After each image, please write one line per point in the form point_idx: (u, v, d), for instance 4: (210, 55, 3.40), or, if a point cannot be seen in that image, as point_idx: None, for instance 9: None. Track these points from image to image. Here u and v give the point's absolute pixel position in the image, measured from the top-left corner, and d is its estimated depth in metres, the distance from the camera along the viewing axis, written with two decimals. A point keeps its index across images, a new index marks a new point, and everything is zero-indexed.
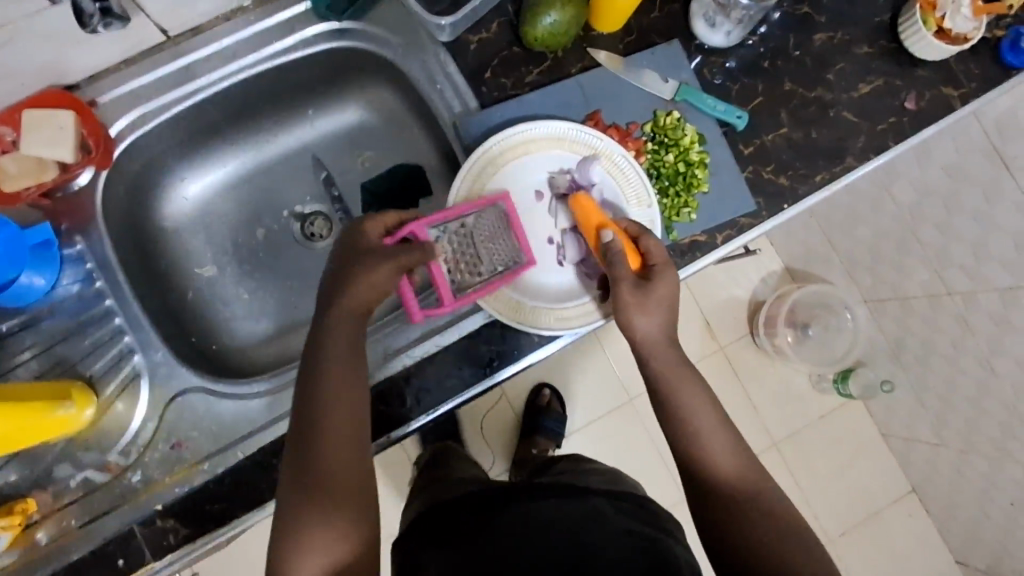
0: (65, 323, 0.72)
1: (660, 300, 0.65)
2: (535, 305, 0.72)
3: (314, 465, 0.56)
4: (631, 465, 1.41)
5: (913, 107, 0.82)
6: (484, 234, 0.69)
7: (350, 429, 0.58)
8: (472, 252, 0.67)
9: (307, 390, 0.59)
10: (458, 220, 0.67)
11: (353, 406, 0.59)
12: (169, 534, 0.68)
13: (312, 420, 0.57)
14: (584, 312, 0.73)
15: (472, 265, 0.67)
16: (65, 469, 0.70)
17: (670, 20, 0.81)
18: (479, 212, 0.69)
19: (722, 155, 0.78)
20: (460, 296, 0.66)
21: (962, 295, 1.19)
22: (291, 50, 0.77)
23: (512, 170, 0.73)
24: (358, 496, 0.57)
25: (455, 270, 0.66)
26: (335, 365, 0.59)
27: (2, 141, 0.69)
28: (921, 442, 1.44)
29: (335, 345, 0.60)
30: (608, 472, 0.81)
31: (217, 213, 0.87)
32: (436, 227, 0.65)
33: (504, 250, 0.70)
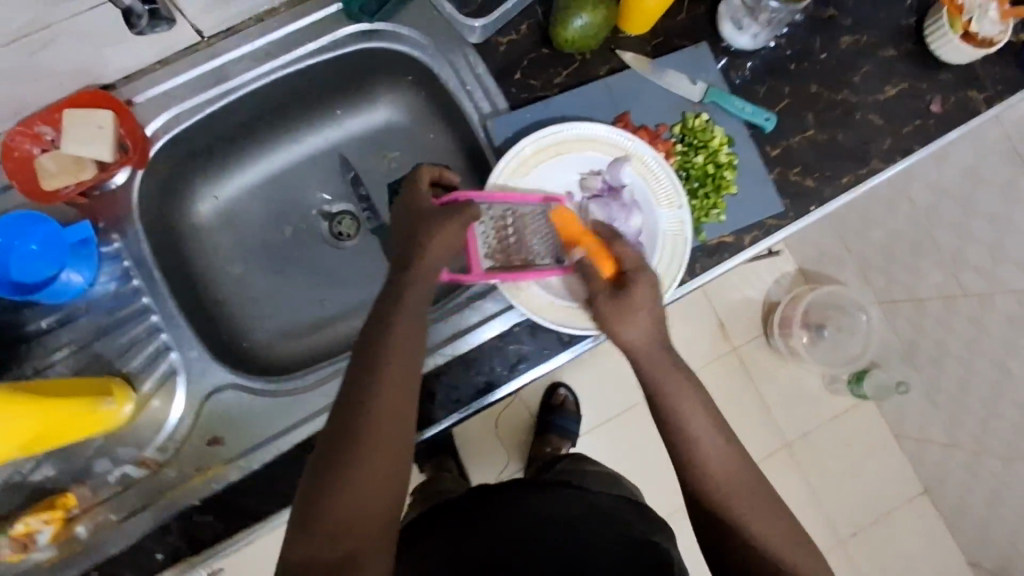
0: (102, 320, 0.73)
1: (639, 309, 0.63)
2: (567, 306, 0.73)
3: (357, 439, 0.56)
4: (643, 465, 1.42)
5: (937, 110, 0.83)
6: (531, 226, 0.71)
7: (388, 435, 0.57)
8: (512, 236, 0.71)
9: (366, 362, 0.59)
10: (508, 205, 0.70)
11: (396, 410, 0.58)
12: (206, 527, 0.70)
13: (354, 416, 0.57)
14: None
15: (508, 246, 0.71)
16: (102, 464, 0.71)
17: (697, 22, 0.81)
18: (532, 206, 0.71)
19: (750, 157, 0.79)
20: (487, 268, 0.70)
21: (979, 296, 1.19)
22: (323, 51, 0.78)
23: (543, 171, 0.74)
24: (377, 504, 0.56)
25: (490, 245, 0.70)
26: (386, 362, 0.59)
27: (42, 139, 0.71)
28: (933, 444, 1.45)
29: (399, 325, 0.61)
30: (603, 480, 0.87)
31: (245, 212, 0.87)
32: (484, 202, 0.69)
33: (547, 248, 0.71)
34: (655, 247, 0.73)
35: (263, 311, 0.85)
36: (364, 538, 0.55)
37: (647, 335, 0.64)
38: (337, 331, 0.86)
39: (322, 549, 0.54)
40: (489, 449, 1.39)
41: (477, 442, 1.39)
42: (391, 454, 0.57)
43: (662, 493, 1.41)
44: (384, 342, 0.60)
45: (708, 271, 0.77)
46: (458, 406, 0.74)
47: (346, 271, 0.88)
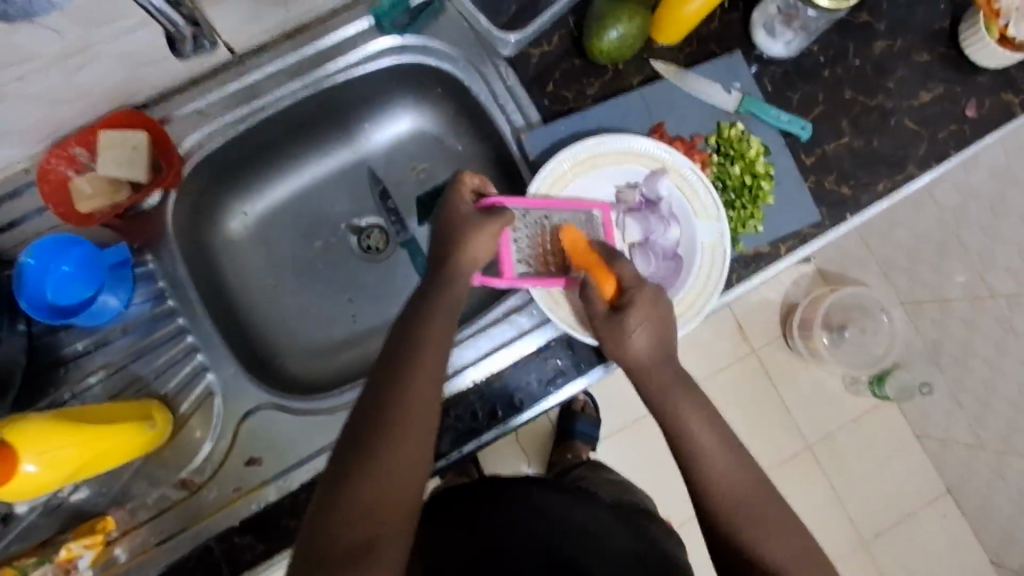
0: (138, 340, 0.73)
1: (636, 325, 0.62)
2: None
3: (390, 418, 0.55)
4: (666, 470, 1.40)
5: (973, 114, 0.82)
6: (567, 233, 0.70)
7: (413, 425, 0.55)
8: (547, 242, 0.70)
9: (405, 344, 0.58)
10: (544, 212, 0.69)
11: (422, 401, 0.56)
12: (247, 550, 0.69)
13: (379, 405, 0.55)
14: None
15: (541, 253, 0.70)
16: (141, 486, 0.71)
17: (729, 29, 0.81)
18: (569, 213, 0.71)
19: (786, 165, 0.78)
20: (521, 274, 0.68)
21: (1006, 297, 1.18)
22: (355, 65, 0.77)
23: (580, 184, 0.74)
24: (401, 496, 0.53)
25: (526, 251, 0.69)
26: (413, 354, 0.58)
27: (76, 161, 0.71)
28: (958, 444, 1.43)
29: (436, 312, 0.61)
30: (618, 487, 0.87)
31: (275, 229, 0.87)
32: (523, 209, 0.68)
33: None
34: (694, 260, 0.72)
35: (295, 326, 0.85)
36: (386, 529, 0.51)
37: (647, 350, 0.62)
38: (369, 346, 0.85)
39: (344, 531, 0.50)
40: (510, 456, 1.39)
41: (497, 449, 1.38)
42: (423, 440, 0.55)
43: (684, 499, 1.39)
44: (414, 337, 0.59)
45: (746, 281, 0.76)
46: (496, 421, 0.74)
47: (376, 284, 0.87)
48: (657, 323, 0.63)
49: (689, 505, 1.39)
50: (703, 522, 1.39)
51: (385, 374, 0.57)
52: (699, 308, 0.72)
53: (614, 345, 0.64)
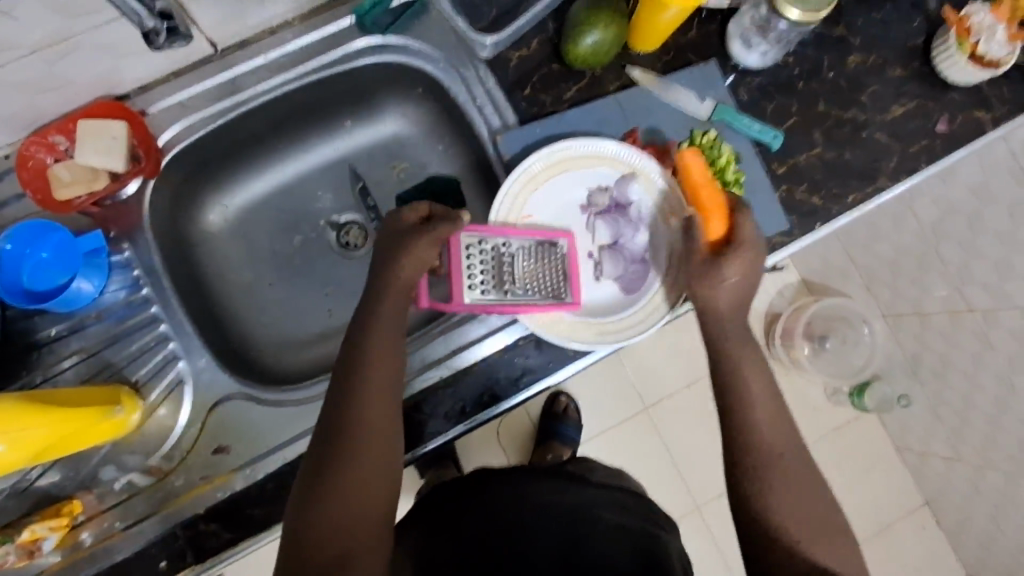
0: (112, 327, 0.74)
1: (730, 274, 0.64)
2: (572, 320, 0.73)
3: (354, 423, 0.58)
4: (653, 473, 1.42)
5: (945, 129, 0.83)
6: (525, 261, 0.70)
7: (371, 442, 0.58)
8: (503, 268, 0.68)
9: (360, 348, 0.61)
10: (500, 238, 0.69)
11: (375, 419, 0.59)
12: (212, 537, 0.70)
13: (334, 427, 0.58)
14: (621, 328, 0.73)
15: (497, 279, 0.68)
16: (109, 472, 0.72)
17: (707, 39, 0.82)
18: (528, 241, 0.71)
19: (756, 174, 0.79)
20: (470, 303, 0.67)
21: (984, 312, 1.19)
22: (335, 62, 0.78)
23: (551, 187, 0.75)
24: (370, 509, 0.56)
25: (477, 281, 0.68)
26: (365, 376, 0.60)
27: (55, 149, 0.72)
28: (936, 457, 1.44)
29: (387, 313, 0.64)
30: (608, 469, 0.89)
31: (254, 222, 0.88)
32: (476, 235, 0.69)
33: (541, 287, 0.70)
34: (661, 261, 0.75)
35: (271, 319, 0.86)
36: (358, 541, 0.55)
37: (733, 295, 0.65)
38: None
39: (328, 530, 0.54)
40: (491, 456, 1.40)
41: (478, 449, 1.39)
42: (389, 436, 0.59)
43: (674, 501, 1.41)
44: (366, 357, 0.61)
45: None
46: (463, 417, 0.75)
47: (355, 279, 0.88)
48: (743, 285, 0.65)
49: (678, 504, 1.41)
50: (691, 523, 1.42)
51: (346, 383, 0.60)
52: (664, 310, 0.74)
53: (705, 294, 0.66)
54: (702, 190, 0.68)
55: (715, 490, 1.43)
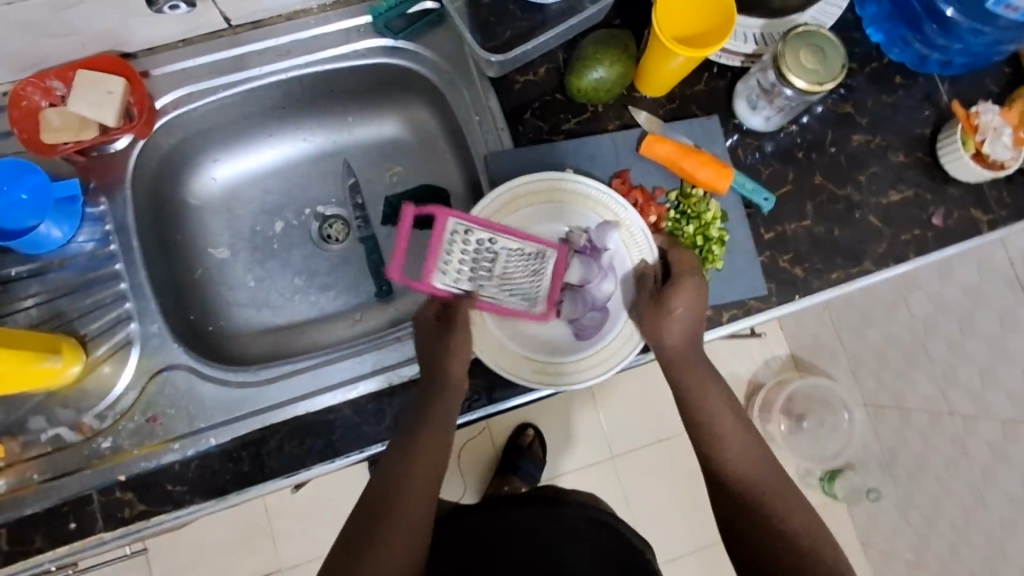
0: (72, 277, 0.73)
1: (680, 307, 0.68)
2: (514, 351, 0.71)
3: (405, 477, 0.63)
4: (635, 517, 1.39)
5: (939, 223, 0.82)
6: (508, 261, 0.70)
7: (413, 546, 0.61)
8: (482, 263, 0.69)
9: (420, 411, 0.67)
10: (489, 234, 0.68)
11: (414, 527, 0.62)
12: (125, 507, 0.68)
13: (372, 535, 0.60)
14: (559, 372, 0.72)
15: (472, 273, 0.69)
16: (39, 421, 0.70)
17: (713, 94, 0.82)
18: (517, 244, 0.70)
19: (742, 236, 0.78)
20: (437, 284, 0.68)
21: (963, 419, 1.12)
22: (343, 57, 0.79)
23: (526, 214, 0.73)
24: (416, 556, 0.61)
25: (450, 267, 0.68)
26: (407, 497, 0.63)
27: (52, 94, 0.73)
28: (899, 559, 1.39)
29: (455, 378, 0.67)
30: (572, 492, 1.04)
31: (241, 200, 0.88)
32: (465, 223, 0.66)
33: (517, 289, 0.72)
34: (620, 318, 0.73)
35: (237, 300, 0.85)
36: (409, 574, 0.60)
37: (684, 333, 0.68)
38: (306, 331, 0.85)
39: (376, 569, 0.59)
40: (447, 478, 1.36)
41: None
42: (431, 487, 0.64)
43: (664, 546, 1.39)
44: (416, 449, 0.64)
45: None
46: None
47: (329, 272, 0.88)
48: (696, 309, 0.69)
49: (666, 547, 1.39)
50: (683, 565, 1.40)
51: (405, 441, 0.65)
52: (606, 366, 0.72)
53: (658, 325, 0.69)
54: (683, 161, 0.75)
55: (672, 551, 1.39)
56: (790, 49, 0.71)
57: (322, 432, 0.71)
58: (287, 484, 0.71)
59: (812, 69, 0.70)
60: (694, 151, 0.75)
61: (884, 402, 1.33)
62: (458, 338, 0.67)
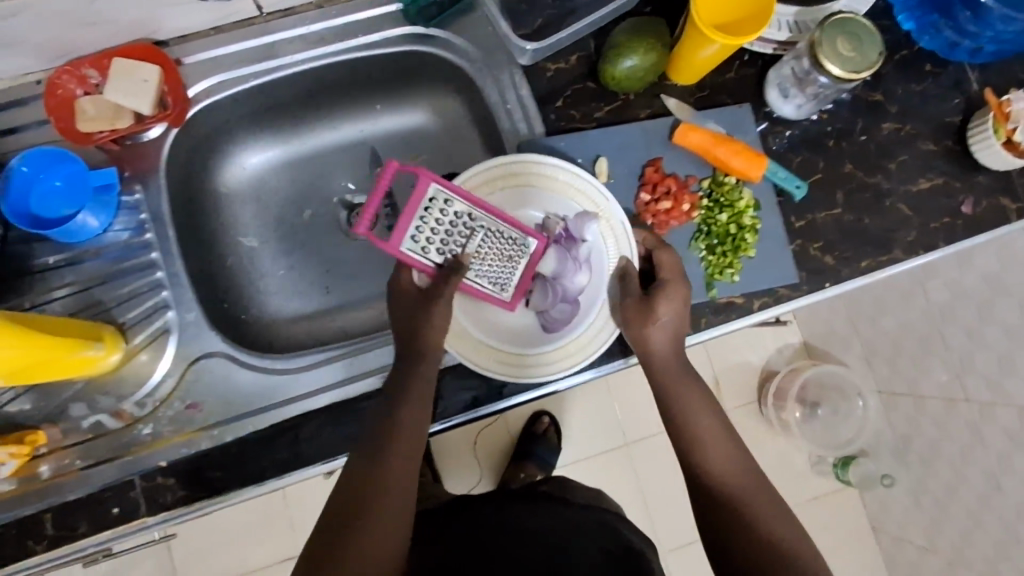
0: (108, 266, 0.74)
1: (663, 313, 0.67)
2: (480, 341, 0.72)
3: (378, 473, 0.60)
4: (645, 505, 1.40)
5: (968, 212, 0.82)
6: (482, 241, 0.69)
7: (390, 546, 0.58)
8: (455, 237, 0.68)
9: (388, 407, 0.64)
10: (468, 210, 0.68)
11: (391, 528, 0.59)
12: (167, 492, 0.69)
13: (341, 538, 0.57)
14: (525, 363, 0.73)
15: (443, 244, 0.68)
16: (80, 409, 0.71)
17: (743, 82, 0.82)
18: (495, 224, 0.70)
19: (773, 224, 0.79)
20: (404, 250, 0.66)
21: (980, 405, 1.13)
22: (374, 45, 0.79)
23: (504, 199, 0.74)
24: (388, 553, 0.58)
25: (421, 234, 0.66)
26: (381, 494, 0.59)
27: (86, 82, 0.72)
28: (911, 544, 1.40)
29: (419, 381, 0.65)
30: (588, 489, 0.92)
31: (269, 188, 0.88)
32: (445, 192, 0.66)
33: (490, 273, 0.71)
34: (592, 310, 0.73)
35: (268, 288, 0.86)
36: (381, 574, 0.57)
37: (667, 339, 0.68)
38: (335, 319, 0.86)
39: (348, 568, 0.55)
40: (465, 466, 1.38)
41: (453, 454, 1.37)
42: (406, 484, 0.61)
43: (671, 534, 1.40)
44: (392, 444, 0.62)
45: (712, 328, 0.76)
46: (440, 416, 0.73)
47: (355, 261, 0.88)
48: (681, 317, 0.68)
49: (675, 535, 1.40)
50: (693, 552, 1.41)
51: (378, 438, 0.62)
52: (574, 362, 0.73)
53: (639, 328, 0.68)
54: (715, 149, 0.75)
55: (684, 538, 1.41)
56: (827, 37, 0.71)
57: (358, 420, 0.72)
58: (322, 471, 0.72)
59: (848, 57, 0.70)
60: (729, 141, 0.75)
61: (898, 389, 1.33)
62: (438, 312, 0.66)
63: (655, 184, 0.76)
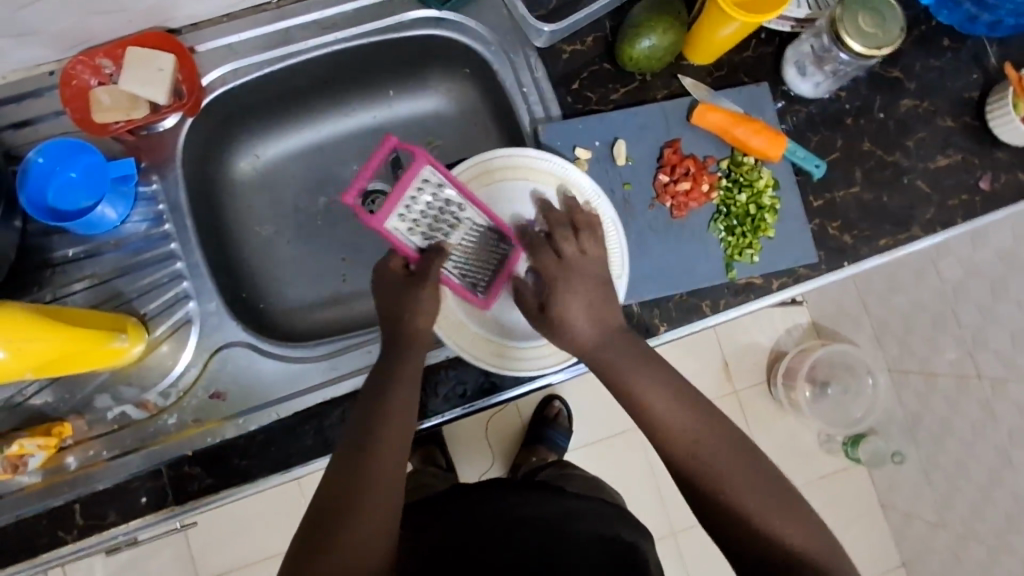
0: (127, 257, 0.74)
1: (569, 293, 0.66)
2: (475, 332, 0.72)
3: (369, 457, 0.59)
4: (650, 487, 1.41)
5: (987, 187, 0.82)
6: (466, 235, 0.68)
7: (382, 528, 0.57)
8: (442, 228, 0.66)
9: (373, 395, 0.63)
10: (460, 201, 0.66)
11: (384, 510, 0.57)
12: (194, 481, 0.69)
13: (334, 526, 0.55)
14: (515, 357, 0.73)
15: (429, 232, 0.66)
16: (104, 400, 0.71)
17: (761, 61, 0.81)
18: (484, 221, 0.69)
19: (792, 202, 0.78)
20: (389, 231, 0.63)
21: (992, 381, 1.13)
22: (387, 29, 0.78)
23: (499, 190, 0.75)
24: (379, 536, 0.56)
25: (410, 219, 0.63)
26: (370, 476, 0.58)
27: (101, 72, 0.72)
28: (920, 520, 1.41)
29: (404, 369, 0.64)
30: (586, 481, 0.95)
31: (283, 177, 0.88)
32: (444, 180, 0.63)
33: (465, 266, 0.71)
34: None
35: (284, 276, 0.86)
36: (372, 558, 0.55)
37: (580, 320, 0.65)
38: (353, 307, 0.86)
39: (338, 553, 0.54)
40: (478, 451, 1.39)
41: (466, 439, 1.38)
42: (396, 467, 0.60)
43: (671, 516, 1.41)
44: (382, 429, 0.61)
45: (732, 309, 0.76)
46: (463, 400, 0.74)
47: (371, 247, 0.87)
48: (594, 294, 0.66)
49: (679, 515, 1.40)
50: (696, 534, 1.41)
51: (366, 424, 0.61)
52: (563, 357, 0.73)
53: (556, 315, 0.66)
54: (735, 129, 0.75)
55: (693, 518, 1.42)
56: (848, 13, 0.71)
57: None
58: None
59: (870, 33, 0.70)
60: (747, 120, 0.75)
61: (909, 366, 1.33)
62: (428, 297, 0.66)
63: (674, 166, 0.76)
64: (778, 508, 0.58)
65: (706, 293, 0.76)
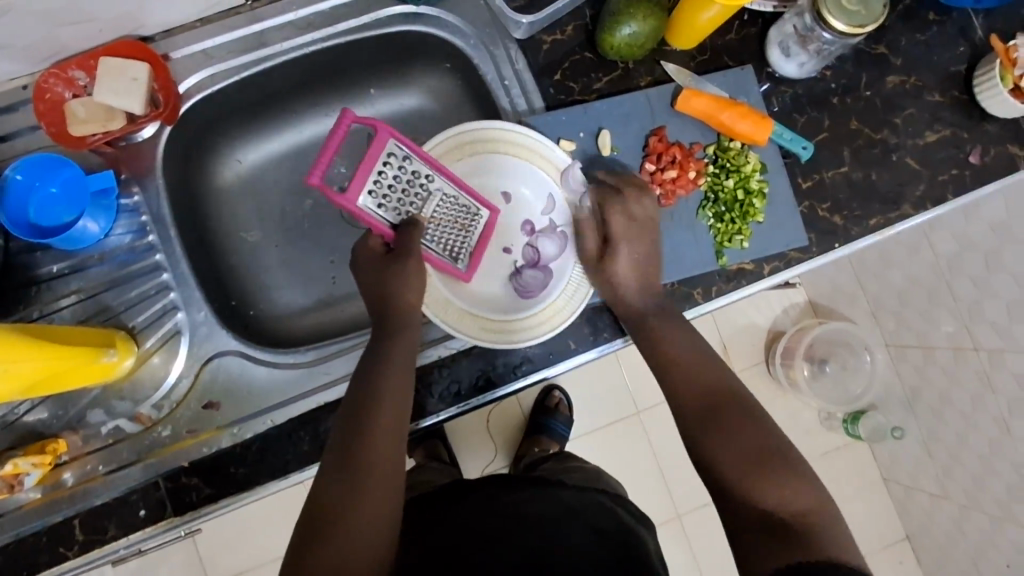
0: (112, 271, 0.73)
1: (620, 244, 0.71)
2: (462, 309, 0.72)
3: (362, 450, 0.59)
4: (654, 472, 1.41)
5: (977, 161, 0.81)
6: (438, 205, 0.69)
7: (377, 518, 0.57)
8: (411, 197, 0.67)
9: (362, 387, 0.63)
10: (427, 170, 0.67)
11: (381, 500, 0.58)
12: (192, 492, 0.69)
13: (329, 520, 0.56)
14: (507, 330, 0.73)
15: (400, 203, 0.66)
16: (98, 415, 0.71)
17: (745, 43, 0.80)
18: (452, 189, 0.69)
19: (781, 185, 0.78)
20: (361, 206, 0.63)
21: (989, 353, 1.12)
22: (364, 27, 0.77)
23: (474, 164, 0.74)
24: (377, 529, 0.57)
25: (376, 189, 0.63)
26: (365, 468, 0.58)
27: (74, 84, 0.71)
28: (922, 493, 1.42)
29: (391, 362, 0.64)
30: (589, 471, 0.95)
31: (268, 181, 0.87)
32: (405, 148, 0.64)
33: (443, 238, 0.71)
34: (562, 279, 0.75)
35: (273, 281, 0.85)
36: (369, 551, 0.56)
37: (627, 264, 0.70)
38: (343, 310, 0.85)
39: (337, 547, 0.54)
40: (480, 444, 1.39)
41: (467, 434, 1.38)
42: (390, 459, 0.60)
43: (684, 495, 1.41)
44: (375, 424, 0.61)
45: (723, 296, 0.76)
46: (459, 399, 0.73)
47: None
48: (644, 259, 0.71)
49: (689, 496, 1.41)
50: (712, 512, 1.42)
51: (358, 418, 0.61)
52: (557, 321, 0.73)
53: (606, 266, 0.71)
54: (721, 114, 0.74)
55: (697, 500, 1.41)
56: None
57: None
58: None
59: (853, 11, 0.69)
60: (732, 104, 0.74)
61: (905, 341, 1.33)
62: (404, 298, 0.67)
63: (660, 154, 0.75)
64: (778, 489, 0.58)
65: (696, 281, 0.76)
